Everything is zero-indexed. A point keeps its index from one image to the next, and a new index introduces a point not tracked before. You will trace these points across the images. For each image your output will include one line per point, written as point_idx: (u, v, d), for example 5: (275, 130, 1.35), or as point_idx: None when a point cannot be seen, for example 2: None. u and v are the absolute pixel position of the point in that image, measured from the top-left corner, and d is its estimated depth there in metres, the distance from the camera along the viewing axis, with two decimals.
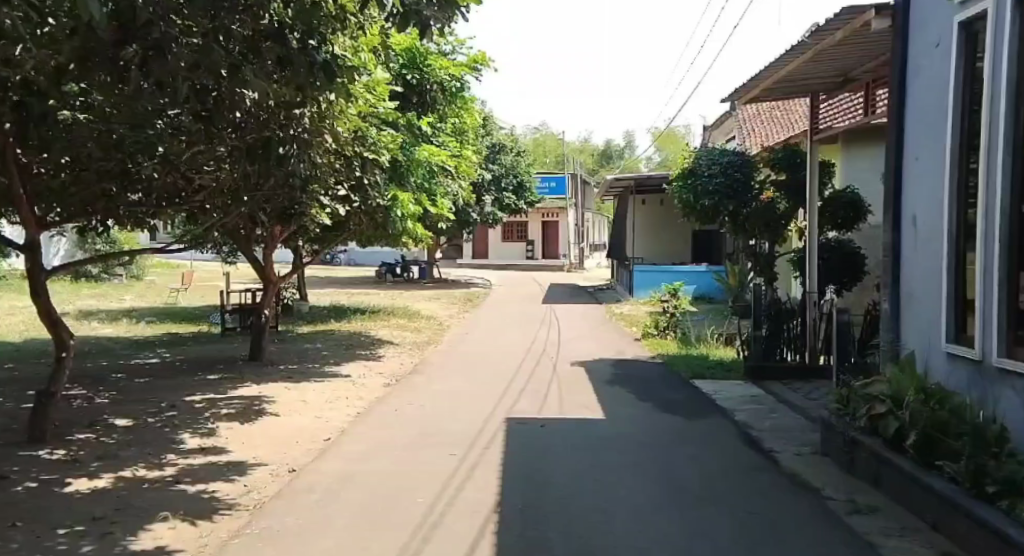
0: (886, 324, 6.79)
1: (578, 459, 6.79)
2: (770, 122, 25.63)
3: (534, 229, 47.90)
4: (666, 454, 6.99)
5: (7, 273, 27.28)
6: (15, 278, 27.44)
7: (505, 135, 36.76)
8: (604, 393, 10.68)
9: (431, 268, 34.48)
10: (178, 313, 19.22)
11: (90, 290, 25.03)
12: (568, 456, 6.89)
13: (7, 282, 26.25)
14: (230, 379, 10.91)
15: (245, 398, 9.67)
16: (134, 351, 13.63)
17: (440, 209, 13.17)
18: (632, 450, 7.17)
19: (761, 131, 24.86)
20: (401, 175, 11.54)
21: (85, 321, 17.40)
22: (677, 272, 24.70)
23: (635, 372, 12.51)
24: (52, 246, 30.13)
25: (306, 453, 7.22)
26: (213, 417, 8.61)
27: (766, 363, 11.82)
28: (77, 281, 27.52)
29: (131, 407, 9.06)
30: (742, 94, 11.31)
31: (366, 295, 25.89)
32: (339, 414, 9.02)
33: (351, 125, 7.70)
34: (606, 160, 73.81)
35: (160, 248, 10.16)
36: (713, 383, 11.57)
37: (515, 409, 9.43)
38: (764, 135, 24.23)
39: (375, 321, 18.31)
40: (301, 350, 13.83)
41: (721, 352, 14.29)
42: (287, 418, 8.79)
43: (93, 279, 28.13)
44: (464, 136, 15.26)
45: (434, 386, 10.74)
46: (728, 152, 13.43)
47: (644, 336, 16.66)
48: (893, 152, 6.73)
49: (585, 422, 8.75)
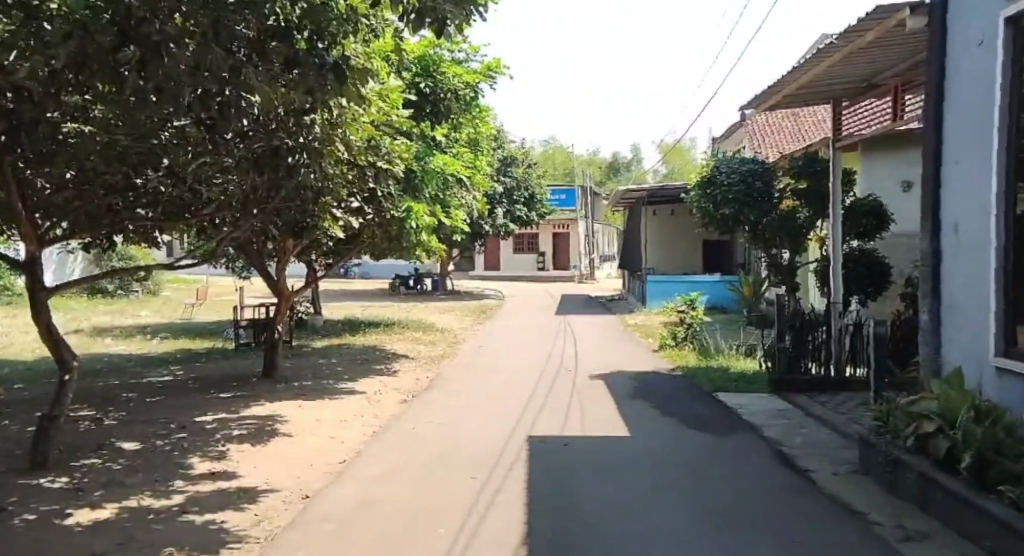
0: (924, 336, 6.45)
1: (604, 486, 6.47)
2: (781, 133, 25.33)
3: (545, 241, 47.72)
4: (696, 476, 6.67)
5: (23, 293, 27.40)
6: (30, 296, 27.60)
7: (515, 148, 36.52)
8: (626, 408, 10.36)
9: (444, 280, 34.33)
10: (191, 328, 19.00)
11: (107, 306, 24.92)
12: (594, 482, 6.57)
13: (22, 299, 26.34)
14: (242, 398, 10.65)
15: (257, 417, 9.40)
16: (146, 368, 13.40)
17: (456, 221, 12.90)
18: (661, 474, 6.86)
19: (774, 140, 24.50)
20: (416, 187, 11.33)
21: (99, 337, 17.25)
22: (689, 282, 24.33)
23: (655, 385, 12.19)
24: (69, 262, 30.38)
25: (320, 477, 6.94)
26: (224, 439, 8.35)
27: (791, 376, 11.43)
28: (92, 297, 27.49)
29: (140, 428, 8.82)
30: (762, 99, 10.99)
31: (378, 308, 25.64)
32: (354, 433, 8.73)
33: (363, 133, 7.42)
34: (615, 172, 73.68)
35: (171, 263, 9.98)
36: (736, 396, 11.22)
37: (537, 426, 9.13)
38: (776, 146, 23.90)
39: (389, 335, 18.04)
40: (315, 366, 13.56)
41: (742, 364, 13.94)
42: (301, 438, 8.51)
43: (110, 295, 28.16)
44: (480, 146, 15.03)
45: (450, 402, 10.46)
46: (749, 161, 13.20)
47: (661, 348, 16.32)
48: (931, 156, 6.40)
49: (609, 441, 8.43)
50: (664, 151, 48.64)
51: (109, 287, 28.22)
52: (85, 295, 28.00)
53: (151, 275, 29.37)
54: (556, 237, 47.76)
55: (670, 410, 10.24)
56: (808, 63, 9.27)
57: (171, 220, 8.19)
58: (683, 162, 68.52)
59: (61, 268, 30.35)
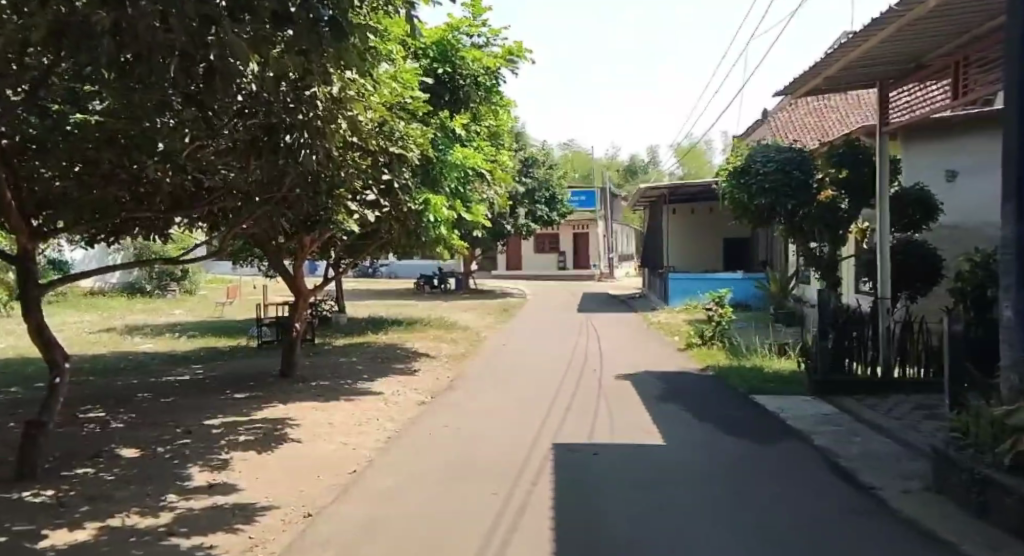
0: (1006, 337, 5.79)
1: (639, 520, 5.84)
2: (800, 128, 24.45)
3: (566, 240, 47.06)
4: (737, 512, 6.08)
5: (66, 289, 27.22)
6: (72, 290, 27.40)
7: (539, 147, 35.74)
8: (657, 411, 9.70)
9: (468, 279, 33.72)
10: (216, 324, 18.41)
11: (142, 304, 24.39)
12: (625, 514, 5.96)
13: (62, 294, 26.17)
14: (258, 397, 9.83)
15: (267, 420, 8.58)
16: (166, 364, 12.77)
17: (476, 216, 12.32)
18: (705, 509, 6.18)
19: (796, 137, 23.65)
20: (435, 180, 10.62)
21: (126, 332, 16.73)
22: (714, 280, 23.41)
23: (689, 387, 11.49)
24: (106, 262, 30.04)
25: (325, 493, 6.55)
26: (230, 445, 7.61)
27: (834, 376, 10.75)
28: (129, 297, 27.24)
29: (143, 433, 7.93)
30: (800, 85, 10.27)
31: (402, 307, 25.06)
32: (368, 439, 8.12)
33: (372, 114, 6.80)
34: (633, 173, 72.74)
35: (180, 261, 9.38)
36: (775, 399, 10.58)
37: (565, 433, 8.49)
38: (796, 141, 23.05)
39: (412, 333, 17.46)
40: (335, 365, 12.92)
41: (777, 364, 13.09)
42: (311, 444, 7.88)
43: (146, 294, 27.84)
44: (503, 137, 14.34)
45: (471, 405, 9.84)
46: (784, 149, 11.92)
47: (687, 347, 15.44)
48: (1014, 132, 5.70)
49: (644, 454, 7.78)
50: (685, 152, 47.78)
51: (146, 287, 27.96)
52: (122, 295, 27.57)
53: (187, 273, 28.89)
54: (578, 237, 47.03)
55: (707, 414, 9.56)
56: (853, 41, 8.53)
57: (173, 212, 7.63)
58: (699, 166, 67.46)
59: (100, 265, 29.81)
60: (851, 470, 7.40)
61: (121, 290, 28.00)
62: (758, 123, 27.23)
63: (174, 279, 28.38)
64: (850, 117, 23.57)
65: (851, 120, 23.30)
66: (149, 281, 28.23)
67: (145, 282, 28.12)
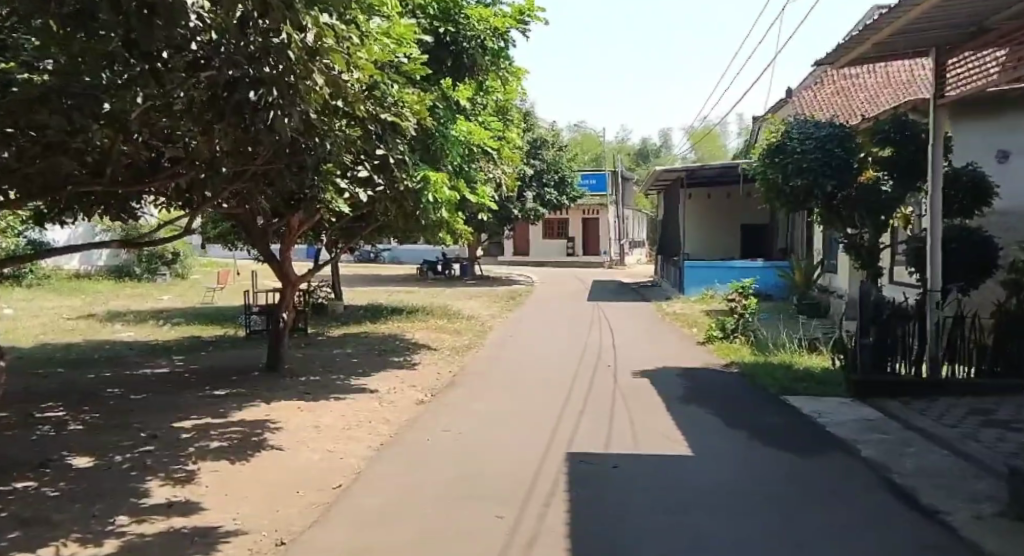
0: None
1: None
2: (830, 104, 23.33)
3: (574, 226, 45.97)
4: (789, 548, 5.13)
5: (55, 270, 26.42)
6: (61, 272, 26.59)
7: (548, 129, 34.60)
8: (680, 415, 8.71)
9: (473, 265, 32.74)
10: (206, 311, 17.47)
11: (130, 288, 23.56)
12: (656, 547, 5.02)
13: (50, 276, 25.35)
14: (237, 396, 8.86)
15: (245, 423, 7.64)
16: (143, 355, 11.80)
17: (482, 196, 11.30)
18: (748, 544, 5.20)
19: (824, 115, 22.52)
20: (435, 155, 9.66)
21: (108, 319, 15.81)
22: (733, 269, 22.33)
23: (713, 386, 10.49)
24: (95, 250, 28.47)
25: (304, 514, 5.60)
26: (199, 453, 6.66)
27: (876, 378, 9.78)
28: (118, 281, 26.40)
29: (100, 438, 6.99)
30: (844, 52, 9.23)
31: (404, 294, 24.10)
32: (358, 447, 7.15)
33: (358, 72, 5.88)
34: (644, 158, 71.48)
35: (148, 241, 8.38)
36: (811, 401, 9.59)
37: (579, 441, 7.54)
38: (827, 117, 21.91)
39: (413, 323, 16.48)
40: (327, 358, 11.94)
41: (808, 361, 12.08)
42: (292, 453, 6.89)
43: (136, 278, 26.97)
44: (513, 111, 13.33)
45: (472, 405, 8.89)
46: (824, 124, 11.13)
47: (707, 340, 14.32)
48: None
49: (668, 467, 6.84)
50: (698, 137, 46.59)
51: (135, 271, 27.10)
52: (109, 278, 26.73)
53: (178, 256, 28.00)
54: (587, 223, 45.93)
55: (738, 419, 8.59)
56: (910, 2, 7.51)
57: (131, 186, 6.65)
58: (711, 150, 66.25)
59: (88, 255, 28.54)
60: (913, 491, 6.42)
61: (110, 274, 27.17)
62: (777, 105, 26.12)
63: (163, 262, 27.56)
64: (878, 97, 22.48)
65: (879, 100, 22.22)
66: (139, 265, 27.35)
67: (135, 266, 27.25)
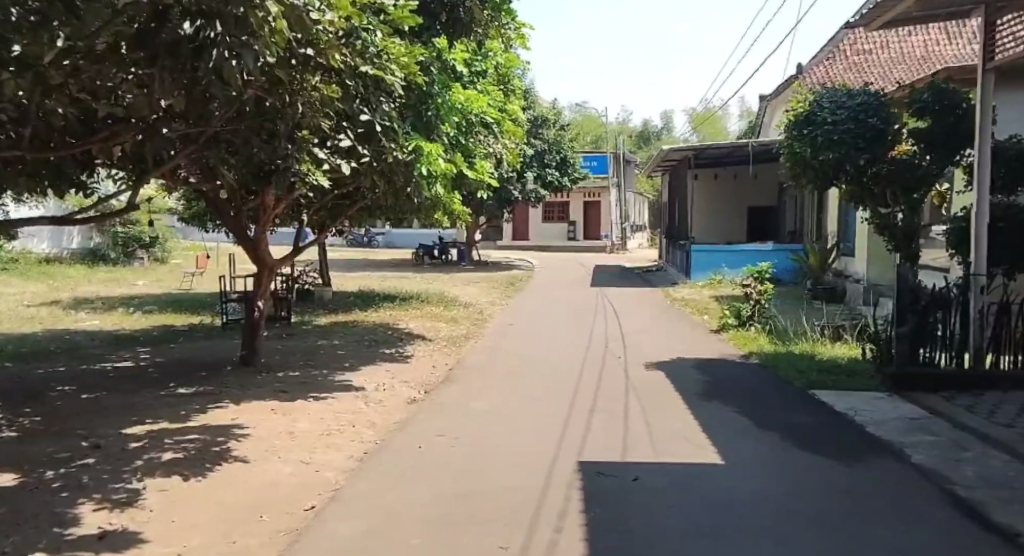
0: None
1: None
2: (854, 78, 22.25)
3: (574, 209, 44.92)
4: None
5: (29, 253, 25.52)
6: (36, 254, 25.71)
7: (548, 107, 33.48)
8: (701, 413, 7.78)
9: (470, 249, 31.80)
10: (184, 298, 16.53)
11: (107, 273, 22.61)
12: None
13: (24, 258, 24.43)
14: (203, 397, 7.90)
15: (207, 430, 6.68)
16: (107, 349, 10.84)
17: (481, 171, 10.24)
18: None
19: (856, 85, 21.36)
20: (428, 125, 8.71)
21: (76, 307, 14.84)
22: (742, 253, 21.32)
23: (734, 379, 9.54)
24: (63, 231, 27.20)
25: (265, 544, 4.63)
26: (147, 468, 5.69)
27: (916, 370, 8.84)
28: (94, 264, 25.48)
29: (34, 450, 6.02)
30: (882, 9, 8.29)
31: (396, 280, 23.14)
32: (337, 457, 6.19)
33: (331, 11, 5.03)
34: (644, 140, 70.39)
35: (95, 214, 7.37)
36: (845, 396, 8.65)
37: (592, 445, 6.63)
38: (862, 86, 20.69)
39: (405, 310, 15.51)
40: (311, 350, 10.97)
41: (835, 351, 11.12)
42: (258, 465, 5.92)
43: (111, 262, 26.04)
44: (514, 81, 12.32)
45: (470, 403, 7.98)
46: (855, 93, 10.15)
47: (722, 329, 13.39)
48: None
49: (691, 475, 5.94)
50: (699, 118, 45.56)
51: (111, 255, 26.19)
52: (84, 261, 25.82)
53: (157, 240, 27.15)
54: (587, 206, 44.89)
55: (768, 418, 7.65)
56: None
57: (65, 151, 5.66)
58: (713, 132, 65.12)
59: (59, 238, 27.35)
60: (985, 504, 5.47)
61: (84, 258, 26.24)
62: (786, 83, 25.04)
63: (140, 245, 26.69)
64: (892, 73, 21.44)
65: (892, 76, 21.18)
66: (115, 249, 26.40)
67: (110, 251, 26.32)
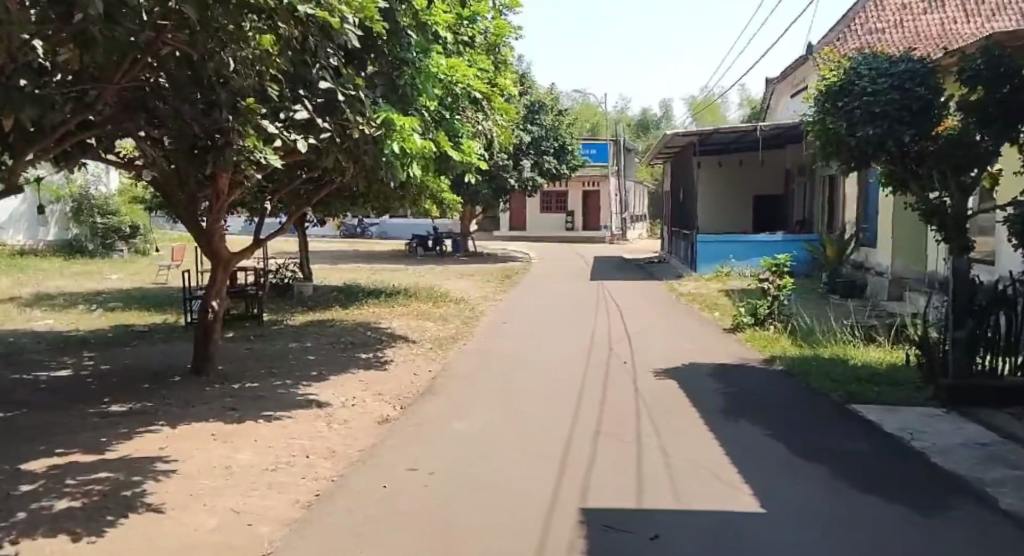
0: None
1: None
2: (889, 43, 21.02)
3: (574, 199, 43.59)
4: None
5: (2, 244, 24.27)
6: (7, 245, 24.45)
7: (546, 92, 32.18)
8: (726, 437, 6.55)
9: (466, 240, 30.58)
10: (151, 294, 15.09)
11: (80, 266, 21.36)
12: None
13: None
14: (135, 418, 6.63)
15: (125, 466, 5.40)
16: (47, 354, 9.55)
17: (469, 153, 8.97)
18: None
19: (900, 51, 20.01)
20: (404, 92, 7.50)
21: (32, 304, 13.56)
22: (752, 243, 20.02)
23: (759, 390, 8.29)
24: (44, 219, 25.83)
25: None
26: (29, 524, 4.42)
27: (975, 381, 7.64)
28: (70, 257, 24.28)
29: None
30: None
31: (386, 273, 21.87)
32: (280, 502, 4.94)
33: None
34: (645, 129, 68.97)
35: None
36: (892, 411, 7.42)
37: (596, 482, 5.40)
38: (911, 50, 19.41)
39: (390, 308, 14.23)
40: (277, 354, 9.69)
41: (869, 354, 9.88)
42: (177, 516, 4.65)
43: (89, 254, 25.03)
44: (505, 53, 11.04)
45: (453, 424, 6.73)
46: (896, 59, 8.75)
47: (736, 329, 12.15)
48: None
49: (721, 525, 4.71)
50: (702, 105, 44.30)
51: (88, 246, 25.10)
52: (58, 254, 24.64)
53: (137, 232, 26.14)
54: (587, 196, 43.55)
55: (808, 443, 6.42)
56: None
57: None
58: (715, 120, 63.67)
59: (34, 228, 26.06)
60: None
61: (59, 251, 25.07)
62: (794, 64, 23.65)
63: (120, 237, 25.62)
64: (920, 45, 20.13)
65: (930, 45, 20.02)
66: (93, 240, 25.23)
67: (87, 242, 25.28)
